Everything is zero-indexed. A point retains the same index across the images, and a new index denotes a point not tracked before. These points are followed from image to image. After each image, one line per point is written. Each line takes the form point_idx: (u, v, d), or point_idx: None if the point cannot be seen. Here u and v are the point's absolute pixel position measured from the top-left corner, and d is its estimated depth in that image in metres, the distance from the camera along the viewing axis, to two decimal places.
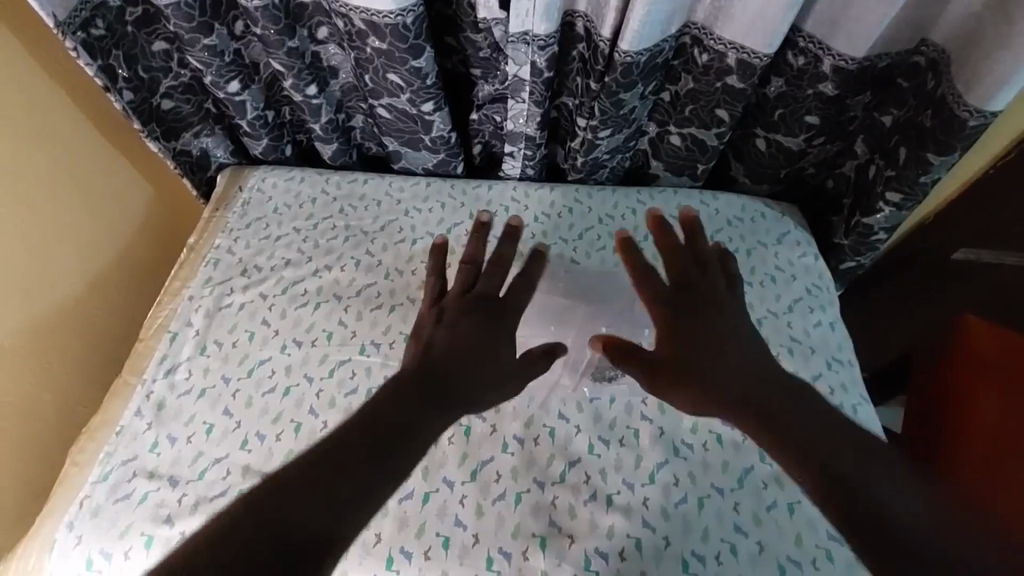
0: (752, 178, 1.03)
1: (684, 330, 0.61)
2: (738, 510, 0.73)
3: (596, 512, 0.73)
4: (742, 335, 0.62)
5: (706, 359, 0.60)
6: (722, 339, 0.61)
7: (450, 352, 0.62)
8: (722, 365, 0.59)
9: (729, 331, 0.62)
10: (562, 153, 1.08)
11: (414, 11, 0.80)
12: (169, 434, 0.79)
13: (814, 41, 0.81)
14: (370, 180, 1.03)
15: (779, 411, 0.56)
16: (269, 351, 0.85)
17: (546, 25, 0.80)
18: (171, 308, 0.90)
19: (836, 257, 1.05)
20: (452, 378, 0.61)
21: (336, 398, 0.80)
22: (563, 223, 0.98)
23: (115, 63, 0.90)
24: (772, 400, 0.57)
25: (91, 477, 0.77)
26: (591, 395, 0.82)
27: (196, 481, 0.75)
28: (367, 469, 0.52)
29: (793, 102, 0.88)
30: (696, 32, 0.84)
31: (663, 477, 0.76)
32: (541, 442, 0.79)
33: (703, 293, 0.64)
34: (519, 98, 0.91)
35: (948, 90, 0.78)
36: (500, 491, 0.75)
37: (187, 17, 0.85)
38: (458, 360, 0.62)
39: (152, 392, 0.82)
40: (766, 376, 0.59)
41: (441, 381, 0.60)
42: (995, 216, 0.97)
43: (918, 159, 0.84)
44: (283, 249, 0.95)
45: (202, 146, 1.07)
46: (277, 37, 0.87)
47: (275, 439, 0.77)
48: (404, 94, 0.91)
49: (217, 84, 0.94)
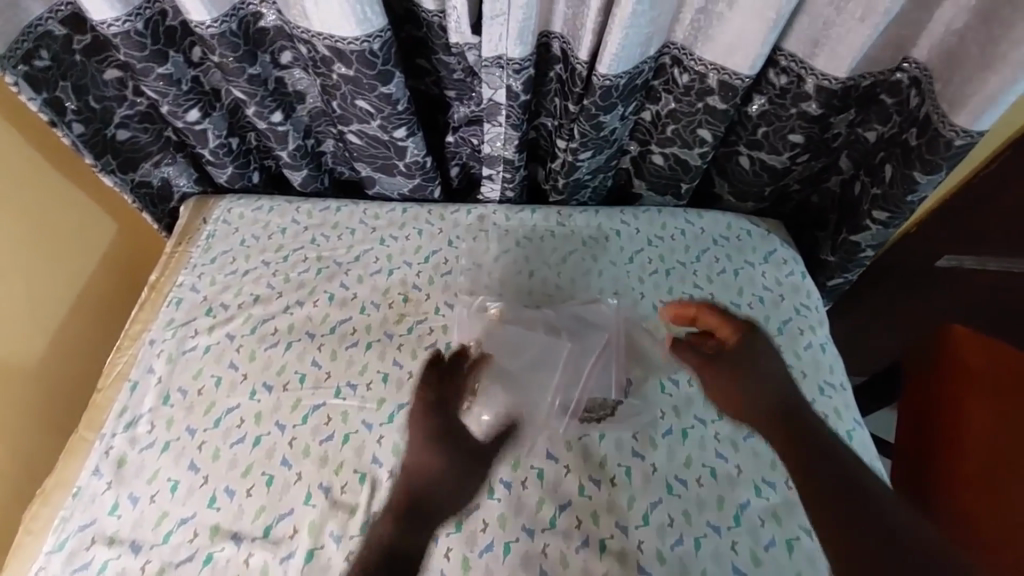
0: (737, 196, 1.01)
1: (715, 365, 0.69)
2: (735, 550, 0.71)
3: (589, 559, 0.70)
4: (779, 387, 0.65)
5: (745, 394, 0.66)
6: (773, 386, 0.65)
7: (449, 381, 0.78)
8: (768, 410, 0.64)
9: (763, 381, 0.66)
10: (542, 173, 1.05)
11: (381, 37, 0.76)
12: (129, 494, 0.73)
13: (796, 60, 0.78)
14: (344, 207, 0.98)
15: (825, 470, 0.58)
16: (237, 398, 0.80)
17: (520, 49, 0.77)
18: (131, 354, 0.85)
19: (824, 273, 1.03)
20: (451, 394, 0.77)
21: (310, 446, 0.76)
22: (545, 247, 0.95)
23: (63, 95, 0.84)
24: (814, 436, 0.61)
25: (45, 547, 0.71)
26: (580, 433, 0.79)
27: (161, 546, 0.70)
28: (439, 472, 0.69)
29: (775, 120, 0.86)
30: (675, 52, 0.81)
31: (657, 518, 0.73)
32: (530, 485, 0.75)
33: (748, 351, 0.69)
34: (495, 122, 0.88)
35: (933, 110, 0.76)
36: (487, 541, 0.71)
37: (138, 45, 0.80)
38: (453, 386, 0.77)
39: (111, 448, 0.77)
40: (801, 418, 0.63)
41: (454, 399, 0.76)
42: (972, 225, 0.97)
43: (904, 178, 0.82)
44: (251, 285, 0.90)
45: (163, 175, 1.01)
46: (236, 64, 0.82)
47: (244, 495, 0.73)
48: (375, 120, 0.87)
49: (175, 113, 0.89)
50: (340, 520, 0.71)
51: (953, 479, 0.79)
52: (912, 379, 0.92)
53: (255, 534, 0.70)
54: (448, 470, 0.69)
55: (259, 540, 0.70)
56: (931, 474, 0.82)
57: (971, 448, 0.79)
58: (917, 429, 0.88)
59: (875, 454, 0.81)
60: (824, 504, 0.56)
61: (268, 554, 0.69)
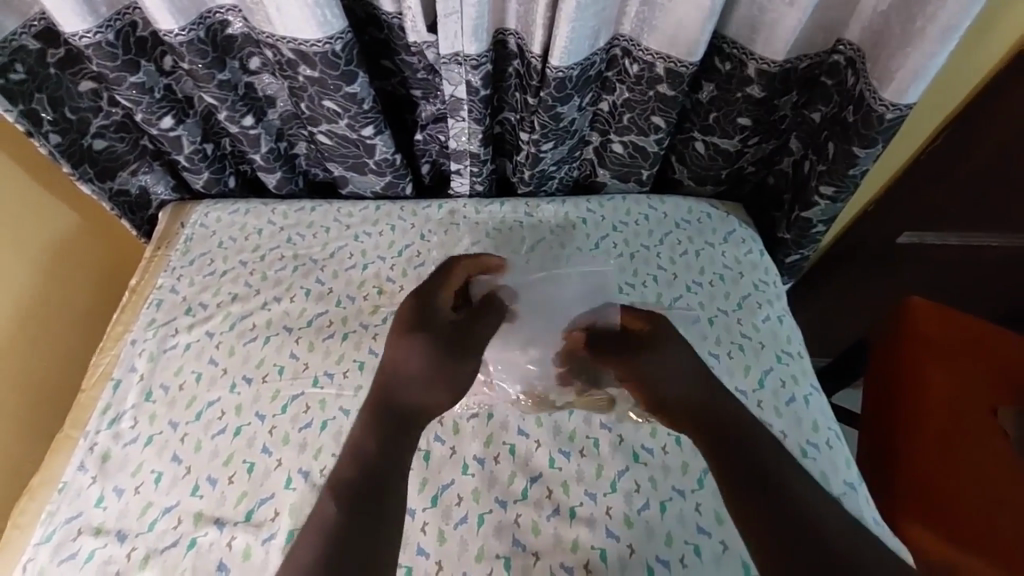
0: (696, 180, 1.05)
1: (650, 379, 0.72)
2: (699, 512, 0.74)
3: (560, 526, 0.74)
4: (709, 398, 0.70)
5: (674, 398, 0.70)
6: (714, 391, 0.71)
7: (432, 321, 0.75)
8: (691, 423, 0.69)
9: (686, 379, 0.71)
10: (509, 166, 1.08)
11: (342, 38, 0.80)
12: (114, 487, 0.76)
13: (737, 47, 0.83)
14: (319, 207, 1.01)
15: (733, 452, 0.65)
16: (217, 391, 0.82)
17: (475, 46, 0.81)
18: (114, 354, 0.87)
19: (783, 251, 1.08)
20: (448, 340, 0.73)
21: (289, 434, 0.79)
22: (514, 236, 0.98)
23: (39, 107, 0.87)
24: (721, 430, 0.67)
25: (32, 540, 0.74)
26: (550, 409, 0.82)
27: (146, 534, 0.72)
28: (395, 442, 0.68)
29: (724, 105, 0.91)
30: (625, 44, 0.86)
31: (624, 484, 0.76)
32: (503, 460, 0.79)
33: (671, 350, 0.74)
34: (458, 117, 0.91)
35: (865, 87, 0.81)
36: (461, 514, 0.75)
37: (111, 56, 0.83)
38: (427, 331, 0.74)
39: (95, 444, 0.79)
40: (708, 409, 0.69)
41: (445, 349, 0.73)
42: (922, 200, 0.99)
43: (845, 154, 0.87)
44: (229, 285, 0.93)
45: (141, 183, 1.04)
46: (205, 70, 0.86)
47: (227, 482, 0.75)
48: (343, 120, 0.91)
49: (149, 121, 0.92)
50: None
51: (925, 462, 0.82)
52: (878, 360, 0.96)
53: (237, 518, 0.73)
54: (391, 412, 0.69)
55: (241, 523, 0.73)
56: (903, 460, 0.83)
57: (934, 425, 0.84)
58: (883, 412, 0.90)
59: (833, 417, 0.84)
60: (750, 489, 0.62)
61: (250, 537, 0.72)
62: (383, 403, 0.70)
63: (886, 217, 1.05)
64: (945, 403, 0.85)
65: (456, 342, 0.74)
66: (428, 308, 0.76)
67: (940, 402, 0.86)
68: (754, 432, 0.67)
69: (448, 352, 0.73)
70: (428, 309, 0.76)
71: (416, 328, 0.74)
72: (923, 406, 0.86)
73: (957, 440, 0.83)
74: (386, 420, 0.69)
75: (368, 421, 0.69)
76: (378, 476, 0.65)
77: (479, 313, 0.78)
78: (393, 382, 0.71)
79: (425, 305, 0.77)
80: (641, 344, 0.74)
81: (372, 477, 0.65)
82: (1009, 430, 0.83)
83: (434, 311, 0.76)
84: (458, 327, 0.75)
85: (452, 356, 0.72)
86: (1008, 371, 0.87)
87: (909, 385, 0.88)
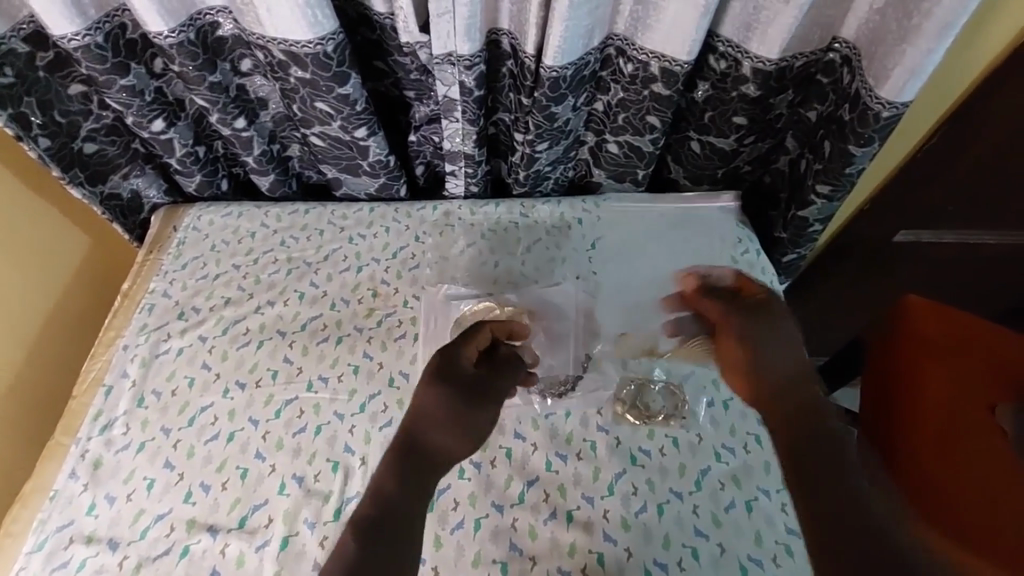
0: (692, 180, 1.04)
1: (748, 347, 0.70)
2: (697, 514, 0.74)
3: (556, 530, 0.73)
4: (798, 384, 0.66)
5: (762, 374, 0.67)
6: (803, 381, 0.66)
7: (458, 371, 0.72)
8: (776, 391, 0.65)
9: (777, 360, 0.68)
10: (504, 167, 1.08)
11: (333, 39, 0.79)
12: (106, 494, 0.75)
13: (732, 45, 0.83)
14: (312, 209, 1.00)
15: (812, 444, 0.60)
16: (211, 396, 0.82)
17: (469, 46, 0.80)
18: (105, 360, 0.86)
19: (779, 250, 1.08)
20: (471, 392, 0.71)
21: (283, 439, 0.78)
22: (509, 238, 0.98)
23: (28, 110, 0.86)
24: (800, 422, 0.62)
25: (23, 549, 0.73)
26: (546, 412, 0.82)
27: (138, 542, 0.72)
28: (420, 477, 0.65)
29: (719, 104, 0.90)
30: (619, 43, 0.85)
31: (621, 487, 0.76)
32: (499, 464, 0.78)
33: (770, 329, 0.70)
34: (452, 118, 0.91)
35: (861, 85, 0.81)
36: (457, 519, 0.74)
37: (100, 58, 0.82)
38: (449, 381, 0.70)
39: (86, 451, 0.78)
40: (795, 394, 0.65)
41: (465, 400, 0.70)
42: (919, 198, 0.99)
43: (841, 152, 0.87)
44: (222, 288, 0.92)
45: (133, 187, 1.03)
46: (196, 72, 0.85)
47: (220, 489, 0.75)
48: (335, 121, 0.90)
49: (140, 124, 0.91)
50: (314, 508, 0.73)
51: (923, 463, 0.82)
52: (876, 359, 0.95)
53: (231, 525, 0.72)
54: (415, 447, 0.67)
55: (235, 530, 0.72)
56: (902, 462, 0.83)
57: (932, 424, 0.84)
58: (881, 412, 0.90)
59: None
60: (822, 484, 0.57)
61: (244, 544, 0.71)
62: (408, 439, 0.68)
63: (883, 215, 1.04)
64: (943, 402, 0.85)
65: (478, 394, 0.71)
66: (455, 358, 0.73)
67: (938, 402, 0.85)
68: (830, 420, 0.62)
69: (469, 404, 0.70)
70: (454, 359, 0.73)
71: (438, 378, 0.71)
72: (920, 404, 0.86)
73: (956, 440, 0.82)
74: (412, 453, 0.67)
75: (389, 463, 0.66)
76: (400, 508, 0.63)
77: (499, 369, 0.74)
78: (417, 427, 0.68)
79: (451, 353, 0.73)
80: (752, 313, 0.72)
81: (398, 506, 0.63)
82: (1006, 427, 0.82)
83: (459, 360, 0.73)
84: (481, 379, 0.72)
85: (474, 410, 0.70)
86: (1005, 368, 0.87)
87: (907, 384, 0.88)
